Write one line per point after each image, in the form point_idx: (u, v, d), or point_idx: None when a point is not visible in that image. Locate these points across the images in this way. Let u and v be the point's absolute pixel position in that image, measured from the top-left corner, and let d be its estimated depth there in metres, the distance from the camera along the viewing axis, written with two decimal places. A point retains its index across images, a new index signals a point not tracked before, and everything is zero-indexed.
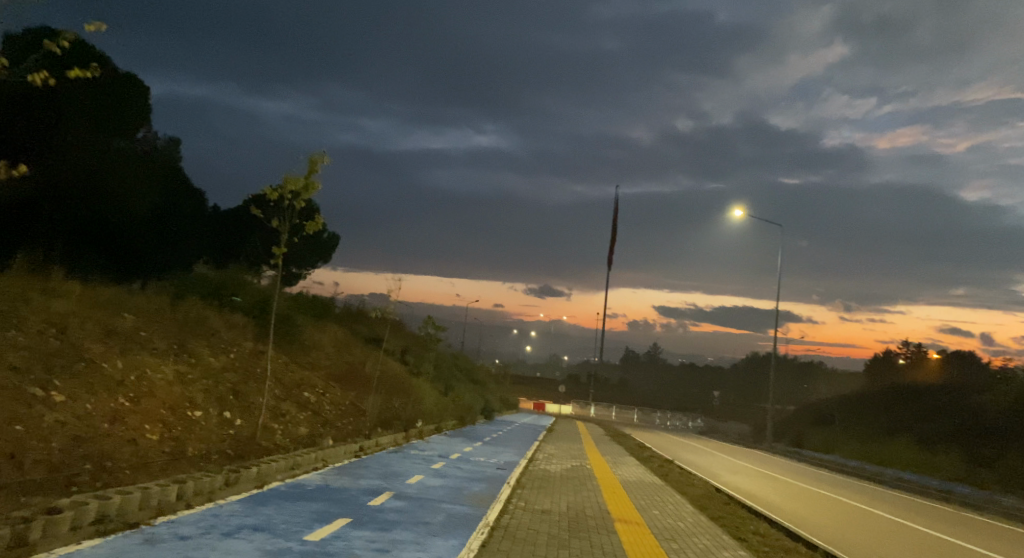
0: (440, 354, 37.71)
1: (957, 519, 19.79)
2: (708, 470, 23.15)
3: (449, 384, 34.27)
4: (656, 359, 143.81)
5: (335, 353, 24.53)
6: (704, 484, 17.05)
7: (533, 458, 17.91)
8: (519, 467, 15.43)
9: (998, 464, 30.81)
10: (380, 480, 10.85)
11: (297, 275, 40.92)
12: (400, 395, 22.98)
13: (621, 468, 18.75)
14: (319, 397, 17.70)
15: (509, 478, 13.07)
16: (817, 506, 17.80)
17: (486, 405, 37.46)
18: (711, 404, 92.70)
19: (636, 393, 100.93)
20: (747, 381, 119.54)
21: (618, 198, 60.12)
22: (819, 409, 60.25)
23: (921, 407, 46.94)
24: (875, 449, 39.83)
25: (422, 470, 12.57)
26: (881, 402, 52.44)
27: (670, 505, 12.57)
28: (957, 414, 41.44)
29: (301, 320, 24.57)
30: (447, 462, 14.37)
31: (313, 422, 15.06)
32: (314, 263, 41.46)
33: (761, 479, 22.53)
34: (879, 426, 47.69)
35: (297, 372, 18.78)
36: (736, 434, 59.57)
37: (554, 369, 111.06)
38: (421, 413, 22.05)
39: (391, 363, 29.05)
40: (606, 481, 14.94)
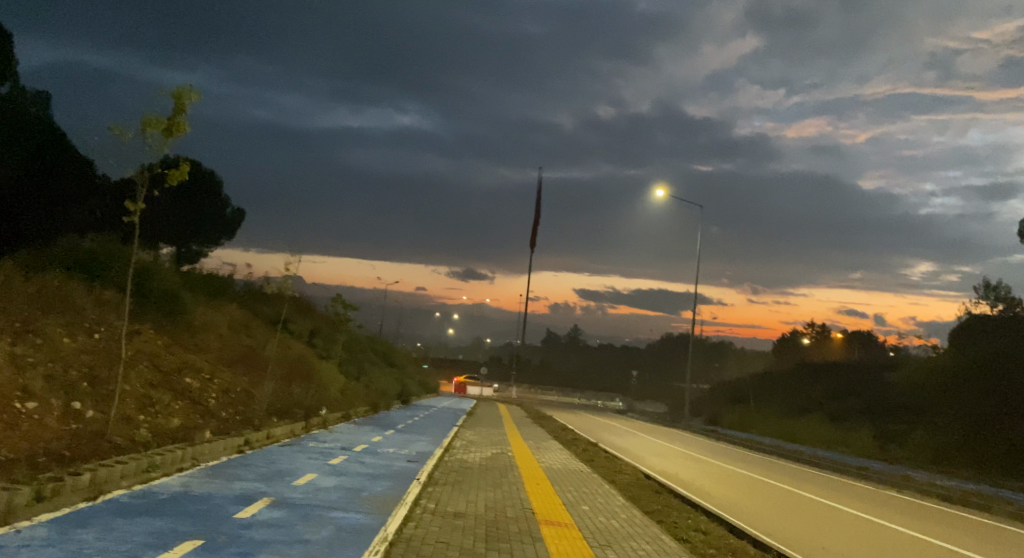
0: (353, 336, 35.53)
1: (880, 496, 19.53)
2: (633, 453, 22.19)
3: (361, 367, 32.19)
4: (576, 341, 145.08)
5: (230, 335, 22.17)
6: (632, 471, 15.89)
7: (449, 447, 16.31)
8: (432, 458, 13.78)
9: (907, 439, 31.52)
10: (259, 482, 8.98)
11: (198, 254, 37.65)
12: (303, 380, 20.92)
13: (544, 454, 17.40)
14: (202, 385, 15.50)
15: (419, 473, 11.40)
16: (747, 490, 17.01)
17: (402, 388, 35.56)
18: (629, 384, 93.83)
19: (557, 375, 101.07)
20: (664, 362, 121.98)
21: (539, 181, 59.25)
22: (734, 388, 61.42)
23: (831, 384, 48.21)
24: (789, 425, 40.44)
25: (317, 468, 10.73)
26: (793, 381, 53.72)
27: (600, 498, 11.20)
28: (866, 391, 42.55)
29: (190, 298, 22.03)
30: (349, 456, 12.56)
31: (192, 412, 12.97)
32: (217, 240, 38.39)
33: (687, 462, 21.64)
34: (792, 404, 48.72)
35: (177, 358, 16.49)
36: (655, 413, 60.00)
37: (474, 352, 109.90)
38: (326, 400, 20.10)
39: (296, 345, 26.74)
40: (529, 471, 13.48)
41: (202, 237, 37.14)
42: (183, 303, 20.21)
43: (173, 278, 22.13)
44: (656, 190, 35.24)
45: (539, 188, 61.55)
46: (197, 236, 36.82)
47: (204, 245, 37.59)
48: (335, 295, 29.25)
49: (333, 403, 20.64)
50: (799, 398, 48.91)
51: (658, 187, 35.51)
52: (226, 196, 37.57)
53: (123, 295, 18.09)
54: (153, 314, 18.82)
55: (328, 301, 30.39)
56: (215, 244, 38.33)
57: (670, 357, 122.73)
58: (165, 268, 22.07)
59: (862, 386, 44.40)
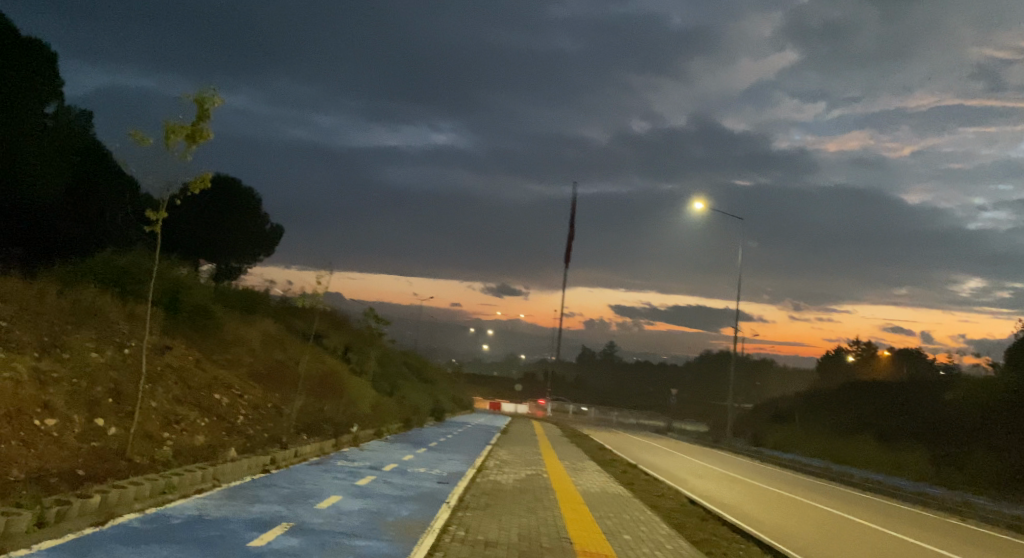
0: (386, 352, 35.26)
1: (941, 524, 18.25)
2: (674, 475, 21.28)
3: (394, 383, 31.82)
4: (612, 358, 143.34)
5: (262, 350, 21.99)
6: (674, 494, 15.06)
7: (481, 467, 15.68)
8: (464, 479, 13.19)
9: (964, 462, 29.85)
10: (279, 505, 8.50)
11: (237, 270, 37.81)
12: (334, 396, 20.56)
13: (581, 476, 16.68)
14: (231, 401, 15.20)
15: (449, 496, 10.81)
16: (798, 516, 16.01)
17: (436, 405, 35.08)
18: (667, 402, 92.00)
19: (593, 392, 99.73)
20: (703, 380, 119.59)
21: (574, 197, 58.74)
22: (777, 407, 59.57)
23: (879, 404, 46.32)
24: (836, 447, 38.83)
25: (342, 489, 10.23)
26: (840, 400, 51.81)
27: (641, 525, 10.47)
28: (918, 411, 40.68)
29: (223, 312, 21.90)
30: (377, 476, 12.06)
31: (218, 429, 12.63)
32: (255, 256, 38.63)
33: (731, 485, 20.61)
34: (838, 424, 46.90)
35: (207, 373, 16.27)
36: (695, 432, 58.47)
37: (510, 369, 109.21)
38: (357, 417, 19.70)
39: (329, 360, 26.48)
40: (566, 495, 12.78)
41: (241, 253, 37.34)
42: (215, 318, 20.06)
43: (206, 292, 22.04)
44: (695, 203, 34.38)
45: (573, 203, 60.87)
46: (236, 253, 37.04)
47: (243, 260, 37.76)
48: (368, 309, 28.97)
49: (363, 420, 20.22)
50: (846, 419, 47.07)
51: (697, 202, 34.65)
52: (263, 212, 37.85)
53: (155, 310, 17.98)
54: (185, 328, 18.69)
55: (361, 315, 30.15)
56: (253, 260, 38.58)
57: (709, 375, 120.24)
58: (198, 282, 21.99)
59: (914, 406, 42.49)
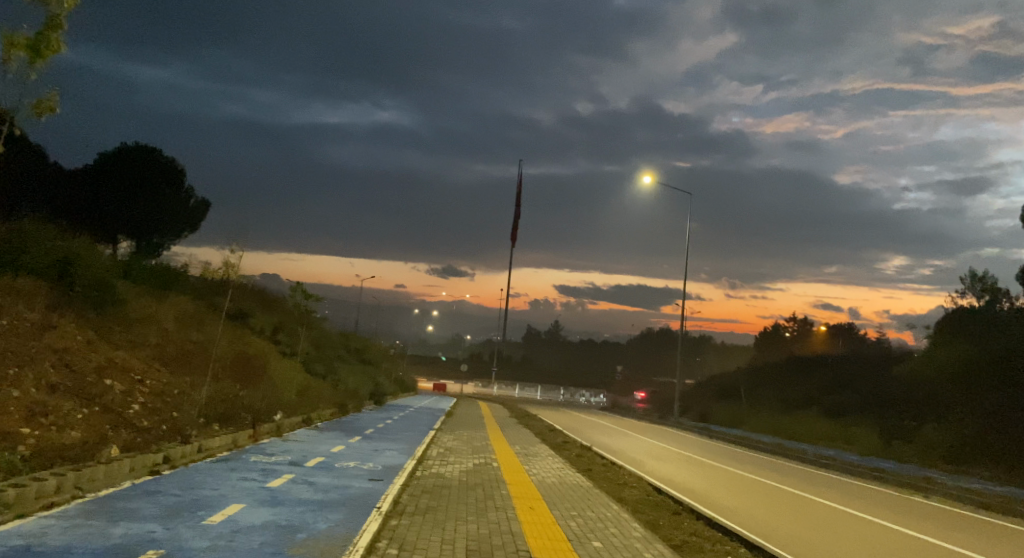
0: (320, 334, 33.03)
1: (909, 502, 17.44)
2: (632, 457, 19.99)
3: (330, 365, 29.65)
4: (557, 336, 143.19)
5: (176, 331, 19.61)
6: (638, 483, 13.61)
7: (422, 457, 13.93)
8: (402, 473, 11.38)
9: (913, 435, 29.69)
10: (154, 523, 6.54)
11: (160, 246, 34.31)
12: (257, 379, 18.39)
13: (535, 463, 15.09)
14: (127, 388, 13.00)
15: (382, 498, 8.99)
16: (769, 501, 14.82)
17: (375, 388, 33.01)
18: (612, 380, 91.93)
19: (539, 371, 98.98)
20: (647, 357, 120.49)
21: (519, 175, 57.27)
22: (722, 383, 59.65)
23: (823, 378, 46.51)
24: (783, 422, 38.58)
25: (247, 494, 8.29)
26: (784, 375, 51.93)
27: (612, 528, 8.86)
28: (863, 386, 40.83)
29: (127, 289, 19.44)
30: (297, 474, 10.15)
31: (103, 421, 10.43)
32: (181, 233, 35.21)
33: (691, 467, 19.44)
34: (784, 399, 46.93)
35: (100, 356, 13.96)
36: (642, 410, 58.10)
37: (455, 349, 107.67)
38: (283, 403, 17.62)
39: (256, 342, 24.16)
40: (520, 489, 11.10)
41: (166, 230, 33.87)
42: (117, 293, 17.68)
43: (109, 267, 19.50)
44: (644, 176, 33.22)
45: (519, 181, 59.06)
46: (160, 228, 33.52)
47: (167, 237, 34.31)
48: (296, 284, 26.60)
49: (291, 407, 18.17)
50: (791, 393, 47.12)
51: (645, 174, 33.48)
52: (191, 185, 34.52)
53: (41, 284, 15.45)
54: (79, 305, 16.23)
55: (290, 292, 27.78)
56: (178, 238, 35.18)
57: (653, 353, 121.11)
58: (98, 255, 19.42)
59: (858, 380, 42.65)
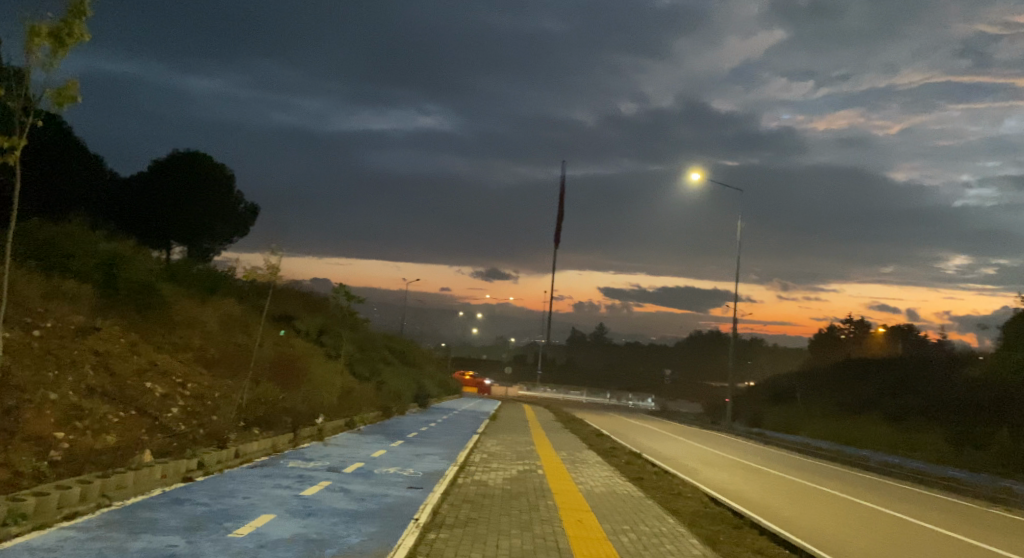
0: (363, 337, 32.97)
1: (988, 515, 16.20)
2: (683, 464, 19.16)
3: (374, 367, 29.50)
4: (603, 338, 141.72)
5: (220, 333, 19.58)
6: (692, 492, 12.85)
7: (464, 463, 13.42)
8: (443, 481, 10.89)
9: (985, 442, 27.97)
10: (176, 537, 6.15)
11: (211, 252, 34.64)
12: (299, 382, 18.20)
13: (582, 470, 14.44)
14: (168, 391, 12.83)
15: (421, 508, 8.49)
16: (834, 513, 13.87)
17: (419, 390, 32.74)
18: (659, 383, 90.28)
19: (585, 374, 97.88)
20: (695, 360, 118.20)
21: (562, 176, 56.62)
22: (775, 386, 57.80)
23: (883, 381, 44.54)
24: (842, 427, 36.97)
25: (279, 503, 7.87)
26: (841, 378, 49.96)
27: (667, 544, 8.17)
28: (927, 390, 38.85)
29: (170, 292, 19.48)
30: (333, 481, 9.75)
31: (139, 425, 10.20)
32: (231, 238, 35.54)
33: (747, 476, 18.49)
34: (841, 403, 45.09)
35: (142, 359, 13.85)
36: (691, 414, 56.68)
37: (500, 352, 107.39)
38: (324, 406, 17.36)
39: (299, 344, 24.07)
40: (568, 499, 10.48)
41: (216, 235, 34.17)
42: (160, 295, 17.68)
43: (153, 270, 19.59)
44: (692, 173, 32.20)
45: (563, 181, 58.37)
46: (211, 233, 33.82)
47: (217, 242, 34.63)
48: (338, 286, 26.48)
49: (332, 410, 17.92)
50: (849, 397, 45.27)
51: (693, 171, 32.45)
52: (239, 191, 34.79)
53: (87, 286, 15.49)
54: (124, 308, 16.24)
55: (332, 294, 27.70)
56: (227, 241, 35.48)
57: (701, 356, 118.70)
58: (143, 258, 19.51)
59: (922, 383, 40.64)
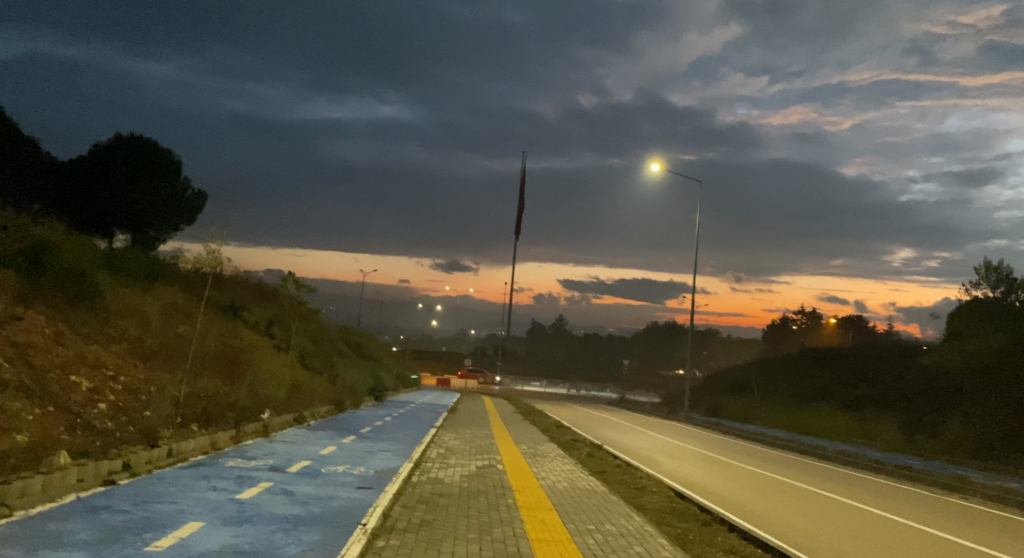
0: (317, 328, 31.95)
1: (947, 504, 16.21)
2: (645, 457, 18.82)
3: (328, 359, 28.55)
4: (562, 330, 142.11)
5: (160, 324, 18.48)
6: (657, 487, 12.43)
7: (420, 459, 12.73)
8: (396, 479, 10.22)
9: (937, 431, 28.46)
10: (81, 553, 5.35)
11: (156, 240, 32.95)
12: (245, 375, 17.25)
13: (542, 465, 13.91)
14: (96, 386, 11.84)
15: (370, 512, 7.80)
16: (799, 506, 13.61)
17: (375, 383, 31.84)
18: (618, 374, 90.77)
19: (544, 365, 97.88)
20: (653, 351, 119.36)
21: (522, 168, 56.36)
22: (731, 376, 58.45)
23: (837, 371, 45.27)
24: (798, 417, 37.40)
25: (211, 509, 7.10)
26: (796, 369, 50.62)
27: (635, 545, 7.64)
28: (879, 379, 39.51)
29: (106, 281, 18.27)
30: (276, 482, 8.99)
31: (58, 423, 9.26)
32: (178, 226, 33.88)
33: (710, 468, 18.21)
34: (797, 393, 45.65)
35: (69, 351, 12.82)
36: (650, 405, 56.88)
37: (459, 344, 106.78)
38: (272, 401, 16.47)
39: (247, 336, 22.99)
40: (528, 497, 9.92)
41: (163, 223, 32.43)
42: (93, 283, 16.50)
43: (87, 257, 18.35)
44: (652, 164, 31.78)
45: (523, 171, 57.83)
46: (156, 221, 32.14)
47: (163, 230, 32.96)
48: (288, 275, 25.41)
49: (281, 405, 17.02)
50: (804, 387, 45.91)
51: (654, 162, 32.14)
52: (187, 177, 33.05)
53: (9, 273, 14.32)
54: (51, 296, 15.07)
55: (282, 283, 26.59)
56: (175, 229, 33.74)
57: (659, 347, 119.80)
58: (75, 244, 18.25)
59: (874, 373, 41.34)
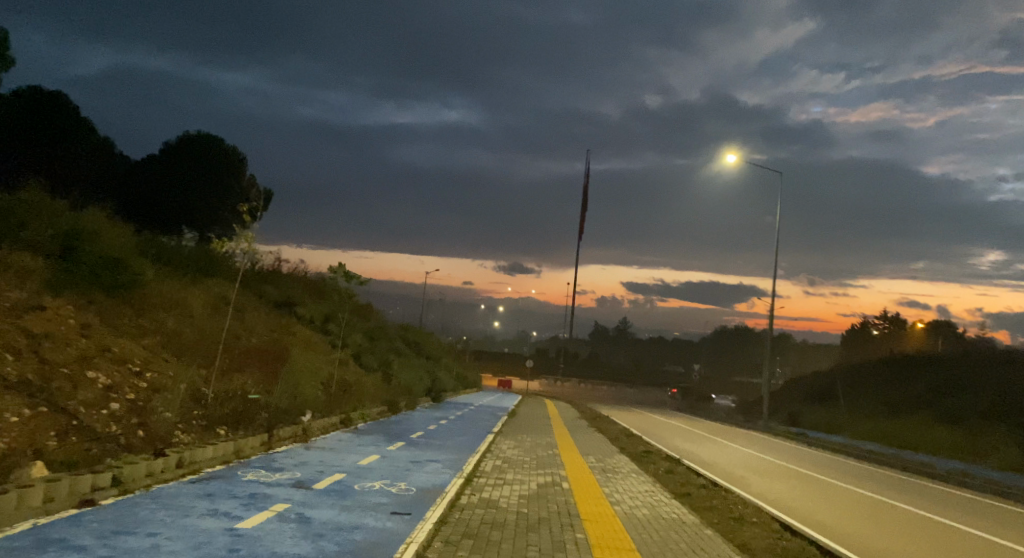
0: (373, 327, 30.82)
1: None
2: (730, 473, 16.64)
3: (384, 358, 27.31)
4: (626, 332, 138.86)
5: (204, 317, 17.37)
6: (756, 515, 10.34)
7: (471, 474, 10.94)
8: (440, 502, 8.46)
9: None
10: None
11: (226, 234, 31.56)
12: (287, 373, 15.91)
13: (615, 484, 11.99)
14: (113, 383, 10.57)
15: (400, 550, 6.06)
16: (929, 542, 11.24)
17: (433, 383, 30.38)
18: (686, 379, 87.43)
19: (608, 368, 95.31)
20: (722, 356, 115.03)
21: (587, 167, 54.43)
22: (810, 384, 54.86)
23: (932, 379, 41.47)
24: (890, 429, 34.12)
25: (194, 547, 5.50)
26: (885, 376, 46.69)
27: None
28: (985, 389, 35.62)
29: (148, 273, 17.29)
30: (295, 504, 7.38)
31: (48, 427, 7.89)
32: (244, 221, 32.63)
33: (807, 490, 15.77)
34: (886, 403, 42.02)
35: (90, 342, 11.63)
36: (722, 411, 53.73)
37: (522, 346, 105.29)
38: (314, 402, 15.08)
39: (298, 332, 21.85)
40: (601, 530, 8.02)
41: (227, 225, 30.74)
42: (133, 272, 15.45)
43: (129, 247, 17.38)
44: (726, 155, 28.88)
45: (587, 170, 55.66)
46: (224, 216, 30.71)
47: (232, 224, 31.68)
48: (337, 266, 24.20)
49: (325, 406, 15.61)
50: (894, 396, 42.25)
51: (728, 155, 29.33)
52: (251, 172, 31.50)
53: (38, 261, 13.30)
54: (84, 285, 13.96)
55: (333, 276, 25.43)
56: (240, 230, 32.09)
57: (729, 351, 115.11)
58: (119, 234, 17.30)
59: (978, 382, 37.40)
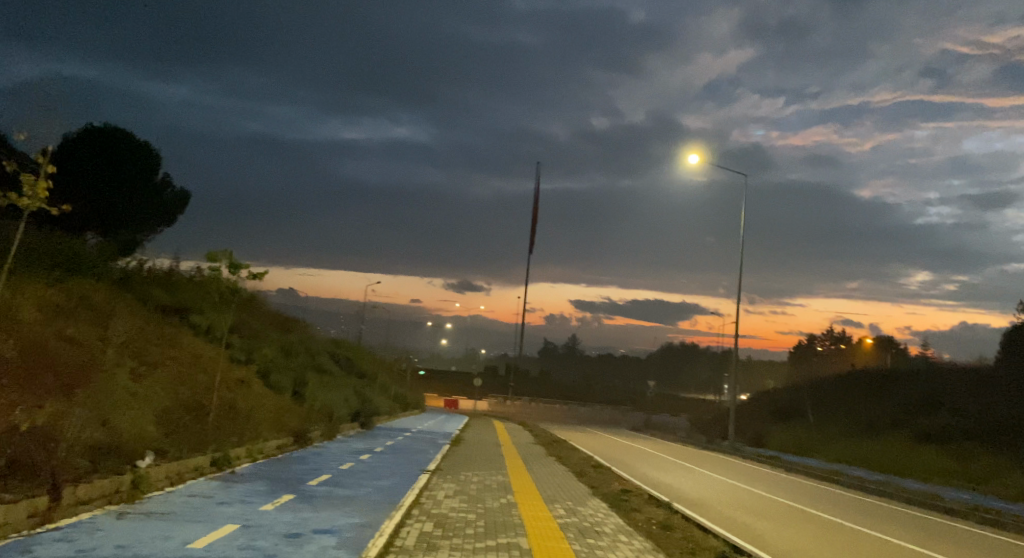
0: (291, 340, 26.32)
1: None
2: (735, 522, 12.87)
3: (302, 375, 22.92)
4: (574, 349, 135.91)
5: (36, 320, 12.82)
6: None
7: None
8: None
9: None
10: None
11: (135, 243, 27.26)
12: (138, 399, 11.53)
13: None
14: None
15: None
16: None
17: (362, 405, 26.02)
18: (638, 396, 84.58)
19: (558, 386, 91.90)
20: (673, 373, 113.11)
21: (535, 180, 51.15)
22: (769, 402, 52.36)
23: (902, 396, 39.15)
24: (870, 453, 31.25)
25: None
26: (851, 393, 44.09)
27: None
28: (963, 406, 33.17)
29: None
30: None
31: None
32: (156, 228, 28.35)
33: (837, 548, 12.01)
34: (857, 421, 39.43)
35: None
36: (680, 431, 50.67)
37: (468, 364, 101.02)
38: (165, 442, 10.72)
39: (184, 345, 17.31)
40: None
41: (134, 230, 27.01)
42: None
43: None
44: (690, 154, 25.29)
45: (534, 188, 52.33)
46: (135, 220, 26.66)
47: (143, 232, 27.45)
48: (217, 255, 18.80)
49: (189, 444, 11.31)
50: (864, 413, 39.75)
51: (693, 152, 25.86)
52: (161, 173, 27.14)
53: None
54: None
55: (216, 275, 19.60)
56: (151, 233, 28.19)
57: (679, 367, 112.99)
58: None
59: (953, 398, 35.00)
